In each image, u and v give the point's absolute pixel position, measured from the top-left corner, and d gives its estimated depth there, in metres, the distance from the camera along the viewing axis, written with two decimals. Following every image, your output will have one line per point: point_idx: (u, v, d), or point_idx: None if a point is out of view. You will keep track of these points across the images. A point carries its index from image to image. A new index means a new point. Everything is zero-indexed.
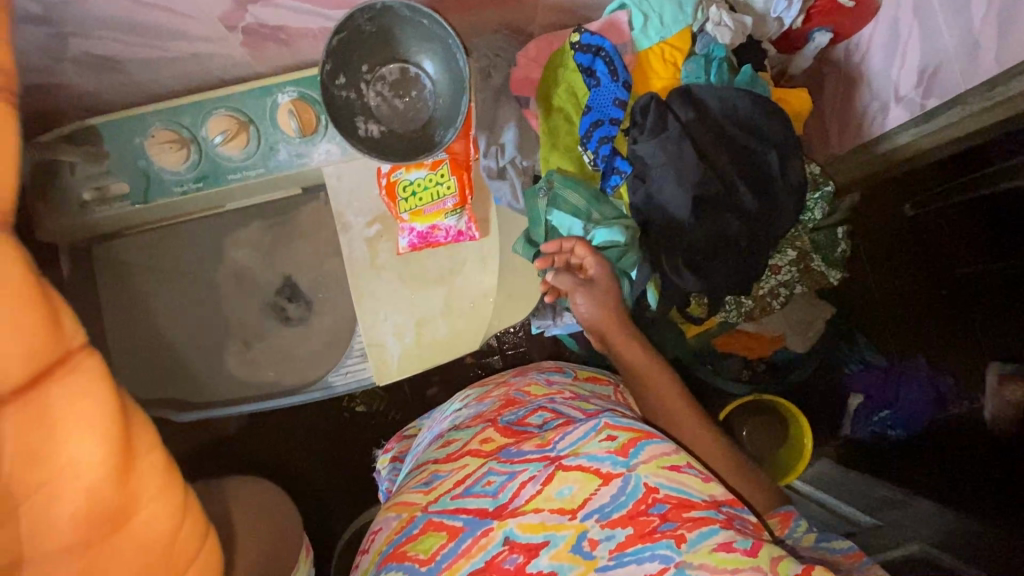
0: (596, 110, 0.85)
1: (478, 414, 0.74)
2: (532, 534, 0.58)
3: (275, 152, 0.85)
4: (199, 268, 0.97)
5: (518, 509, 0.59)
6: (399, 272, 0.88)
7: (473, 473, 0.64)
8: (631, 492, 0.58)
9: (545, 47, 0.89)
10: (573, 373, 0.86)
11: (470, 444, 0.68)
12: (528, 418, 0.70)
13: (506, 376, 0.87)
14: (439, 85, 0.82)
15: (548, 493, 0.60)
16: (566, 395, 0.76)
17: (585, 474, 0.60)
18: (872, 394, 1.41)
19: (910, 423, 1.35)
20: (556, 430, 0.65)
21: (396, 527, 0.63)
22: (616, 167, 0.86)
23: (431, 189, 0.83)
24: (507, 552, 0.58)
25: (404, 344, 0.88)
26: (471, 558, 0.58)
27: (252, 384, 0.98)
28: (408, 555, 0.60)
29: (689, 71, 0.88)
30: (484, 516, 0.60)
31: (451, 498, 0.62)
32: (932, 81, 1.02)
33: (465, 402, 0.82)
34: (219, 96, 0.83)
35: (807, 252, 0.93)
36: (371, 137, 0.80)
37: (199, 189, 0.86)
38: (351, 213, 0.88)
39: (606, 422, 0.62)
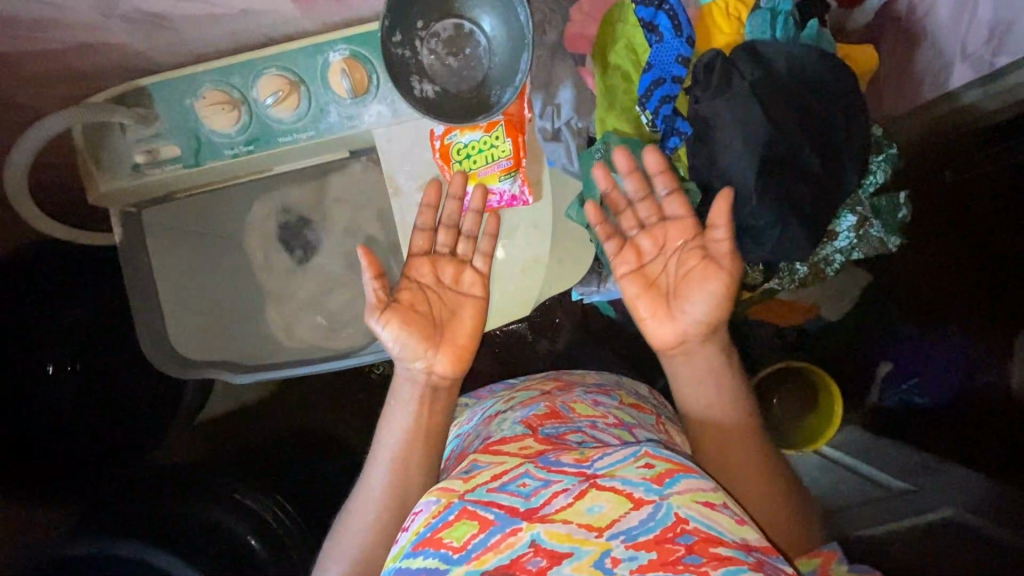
0: (658, 67, 0.80)
1: (523, 419, 0.78)
2: (558, 542, 0.56)
3: (325, 115, 0.84)
4: (245, 232, 0.97)
5: (548, 515, 0.58)
6: None
7: (509, 471, 0.64)
8: (660, 518, 0.56)
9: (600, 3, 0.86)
10: (611, 404, 0.86)
11: (510, 448, 0.71)
12: (568, 434, 0.75)
13: (550, 386, 0.89)
14: (495, 42, 0.79)
15: (579, 508, 0.58)
16: (610, 421, 0.80)
17: (616, 495, 0.59)
18: (902, 362, 1.41)
19: (937, 391, 1.39)
20: (594, 451, 0.66)
21: (431, 511, 0.61)
22: (676, 129, 0.83)
23: (485, 152, 0.82)
24: (532, 555, 0.55)
25: None
26: (498, 555, 0.56)
27: (300, 349, 0.99)
28: (443, 541, 0.57)
29: (757, 24, 0.83)
30: (514, 515, 0.58)
31: (486, 491, 0.61)
32: (1003, 40, 0.97)
33: (507, 402, 0.86)
34: (269, 54, 0.80)
35: (868, 218, 0.89)
36: (426, 98, 0.79)
37: (249, 152, 0.85)
38: (401, 176, 0.87)
39: (645, 451, 0.63)
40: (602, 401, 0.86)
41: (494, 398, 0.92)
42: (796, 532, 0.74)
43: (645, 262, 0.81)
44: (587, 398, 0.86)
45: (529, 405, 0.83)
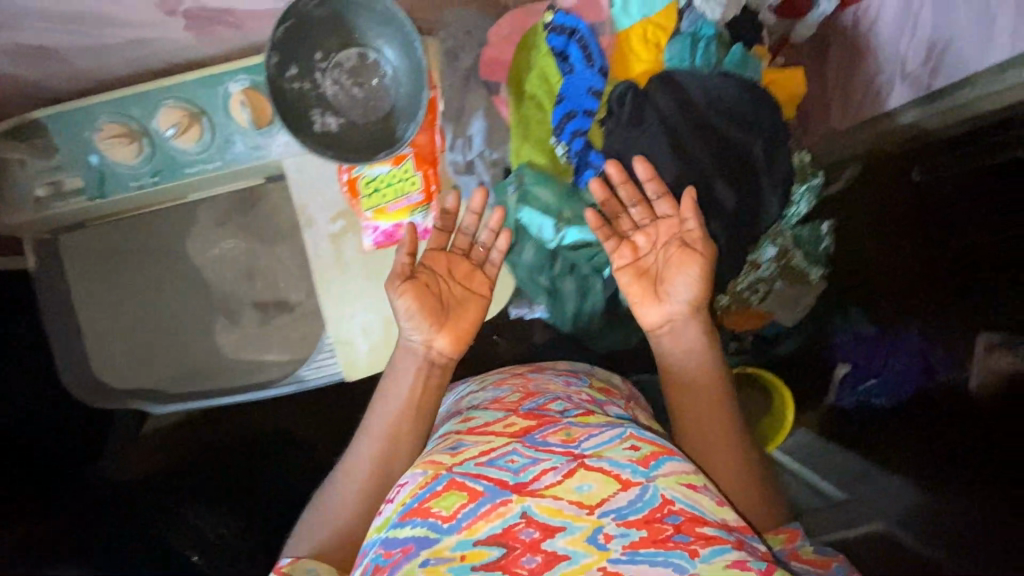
0: (569, 100, 0.79)
1: (497, 401, 0.71)
2: (550, 516, 0.52)
3: (231, 145, 0.81)
4: (164, 258, 0.95)
5: (538, 490, 0.54)
6: (364, 271, 0.86)
7: (497, 448, 0.59)
8: (648, 499, 0.53)
9: (517, 24, 0.83)
10: (585, 382, 0.81)
11: (494, 426, 0.64)
12: (548, 405, 0.68)
13: (522, 370, 0.84)
14: (400, 72, 0.77)
15: (568, 486, 0.54)
16: (583, 397, 0.74)
17: (604, 476, 0.55)
18: (859, 362, 1.29)
19: (895, 392, 1.29)
20: (581, 429, 0.61)
21: (416, 483, 0.55)
22: (589, 162, 0.81)
23: (394, 185, 0.80)
24: (524, 527, 0.52)
25: (373, 342, 0.87)
26: (489, 523, 0.52)
27: (221, 376, 0.97)
28: (430, 510, 0.53)
29: (676, 52, 0.81)
30: (504, 488, 0.54)
31: (475, 464, 0.56)
32: (940, 60, 0.94)
33: (479, 386, 0.80)
34: (165, 85, 0.78)
35: (788, 249, 0.90)
36: (329, 131, 0.76)
37: (155, 183, 0.83)
38: (313, 208, 0.84)
39: (630, 432, 0.59)
40: (576, 380, 0.80)
41: (468, 382, 0.86)
42: (766, 511, 0.69)
43: (640, 255, 0.76)
44: (559, 379, 0.80)
45: (500, 387, 0.77)
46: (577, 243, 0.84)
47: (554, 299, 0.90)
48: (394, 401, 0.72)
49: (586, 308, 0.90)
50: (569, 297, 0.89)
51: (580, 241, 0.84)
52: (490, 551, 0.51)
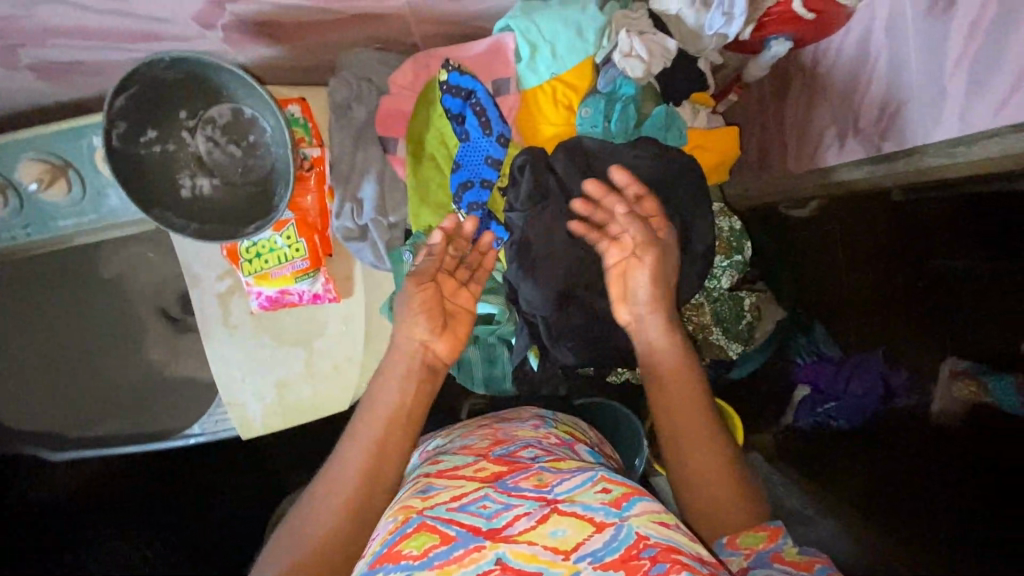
0: (466, 169, 0.74)
1: (466, 448, 0.66)
2: (524, 561, 0.49)
3: (105, 197, 0.76)
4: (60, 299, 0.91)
5: (511, 534, 0.51)
6: (255, 333, 0.81)
7: (468, 492, 0.56)
8: (624, 538, 0.51)
9: (417, 74, 0.75)
10: (555, 422, 0.75)
11: (463, 470, 0.61)
12: (520, 453, 0.64)
13: (489, 420, 0.76)
14: (277, 132, 0.69)
15: (542, 531, 0.52)
16: (552, 441, 0.68)
17: (579, 520, 0.52)
18: (820, 385, 1.27)
19: (852, 414, 1.27)
20: (552, 473, 0.58)
21: (385, 532, 0.53)
22: (491, 233, 0.76)
23: (275, 252, 0.75)
24: (497, 574, 0.48)
25: (266, 405, 0.82)
26: (462, 568, 0.49)
27: (119, 424, 0.93)
28: (400, 554, 0.50)
29: (586, 114, 0.73)
30: (476, 534, 0.51)
31: (446, 509, 0.54)
32: (892, 122, 0.85)
33: (447, 437, 0.73)
34: (23, 137, 0.72)
35: (706, 326, 0.85)
36: (201, 195, 0.70)
37: (28, 236, 0.78)
38: (197, 266, 0.79)
39: (601, 476, 0.57)
40: (544, 419, 0.75)
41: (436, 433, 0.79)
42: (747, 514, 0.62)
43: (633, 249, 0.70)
44: (525, 423, 0.74)
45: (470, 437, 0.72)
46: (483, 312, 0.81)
47: (460, 366, 0.87)
48: (380, 415, 0.63)
49: (494, 375, 0.88)
50: (476, 362, 0.87)
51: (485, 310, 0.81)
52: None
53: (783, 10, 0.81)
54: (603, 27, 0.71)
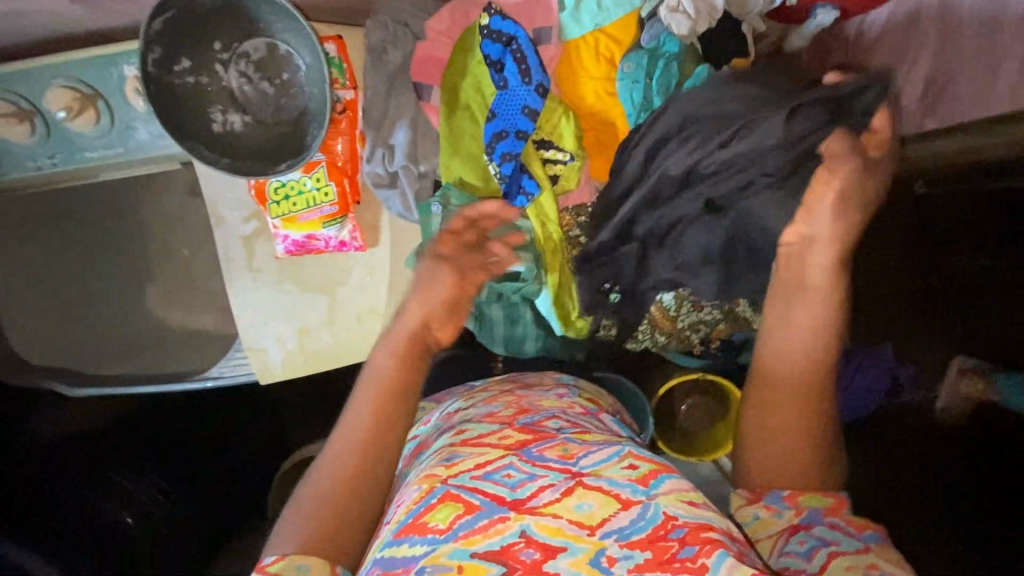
0: (502, 118, 0.72)
1: (490, 414, 0.66)
2: (549, 535, 0.50)
3: (133, 132, 0.75)
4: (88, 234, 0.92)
5: (537, 508, 0.52)
6: (278, 278, 0.81)
7: (492, 460, 0.57)
8: (651, 516, 0.51)
9: (456, 20, 0.73)
10: (578, 392, 0.75)
11: (488, 436, 0.61)
12: (544, 422, 0.64)
13: (511, 384, 0.77)
14: (312, 70, 0.68)
15: (567, 504, 0.52)
16: (578, 409, 0.69)
17: (604, 495, 0.53)
18: (826, 375, 1.18)
19: (857, 406, 1.20)
20: (578, 445, 0.59)
21: (413, 499, 0.55)
22: (522, 187, 0.74)
23: (304, 195, 0.75)
24: (523, 546, 0.50)
25: (286, 351, 0.83)
26: (486, 539, 0.50)
27: (140, 363, 0.94)
28: (427, 525, 0.51)
29: (630, 68, 0.71)
30: (501, 505, 0.53)
31: (470, 478, 0.55)
32: (937, 98, 0.83)
33: (468, 399, 0.73)
34: (54, 63, 0.71)
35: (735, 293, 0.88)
36: (232, 131, 0.69)
37: (54, 165, 0.77)
38: (225, 206, 0.79)
39: (629, 451, 0.58)
40: (568, 389, 0.75)
41: (455, 394, 0.80)
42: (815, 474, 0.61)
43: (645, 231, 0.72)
44: (548, 392, 0.73)
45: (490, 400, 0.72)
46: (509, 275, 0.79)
47: (481, 322, 0.86)
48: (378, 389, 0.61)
49: (513, 333, 0.88)
50: (497, 320, 0.87)
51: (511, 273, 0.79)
52: (487, 567, 0.49)
53: None
54: None
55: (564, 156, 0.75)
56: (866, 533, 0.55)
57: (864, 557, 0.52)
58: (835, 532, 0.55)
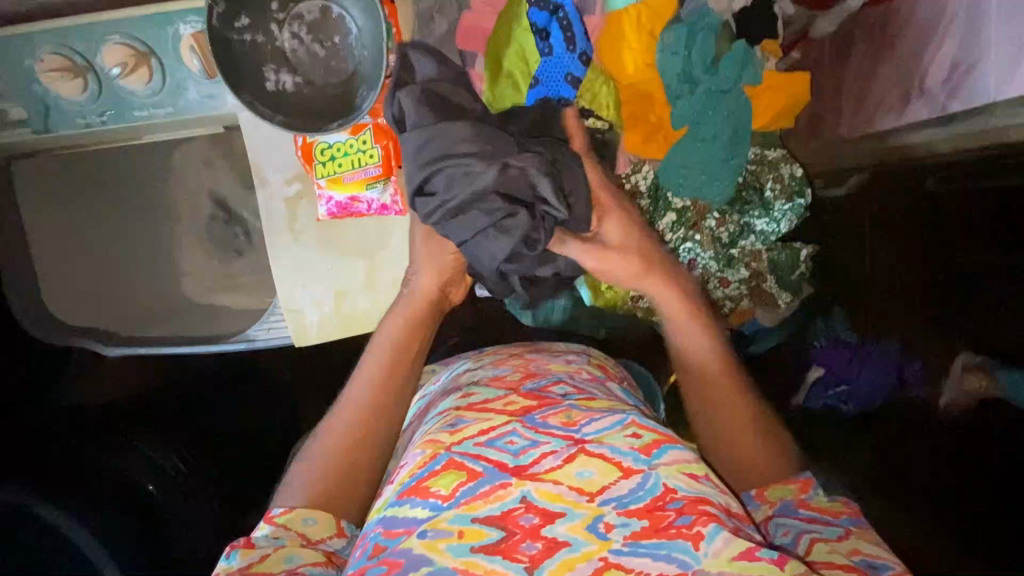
0: (545, 85, 0.74)
1: (497, 378, 0.68)
2: (549, 501, 0.52)
3: (183, 91, 0.77)
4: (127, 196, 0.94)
5: (538, 474, 0.54)
6: (318, 240, 0.83)
7: (496, 427, 0.58)
8: (651, 487, 0.53)
9: None
10: (587, 360, 0.77)
11: (494, 403, 0.62)
12: (550, 387, 0.65)
13: (521, 349, 0.79)
14: (364, 33, 0.70)
15: (568, 471, 0.54)
16: (585, 375, 0.71)
17: (606, 463, 0.54)
18: (834, 367, 1.21)
19: (862, 398, 1.23)
20: (582, 411, 0.60)
21: (416, 463, 0.56)
22: None
23: (350, 156, 0.77)
24: (522, 512, 0.52)
25: (323, 313, 0.84)
26: (487, 504, 0.52)
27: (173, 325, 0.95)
28: (430, 490, 0.53)
29: (670, 41, 0.74)
30: (503, 471, 0.54)
31: (473, 444, 0.56)
32: (961, 81, 0.84)
33: (477, 362, 0.76)
34: (112, 20, 0.73)
35: (762, 271, 0.89)
36: (283, 91, 0.71)
37: (103, 123, 0.78)
38: (269, 169, 0.80)
39: (632, 419, 0.58)
40: (578, 355, 0.77)
41: (465, 358, 0.82)
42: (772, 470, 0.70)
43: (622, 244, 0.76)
44: (557, 357, 0.76)
45: (499, 364, 0.73)
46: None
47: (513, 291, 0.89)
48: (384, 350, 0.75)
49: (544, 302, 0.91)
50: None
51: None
52: (488, 531, 0.51)
53: None
54: None
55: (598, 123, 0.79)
56: (849, 519, 0.63)
57: (846, 543, 0.59)
58: (815, 520, 0.63)
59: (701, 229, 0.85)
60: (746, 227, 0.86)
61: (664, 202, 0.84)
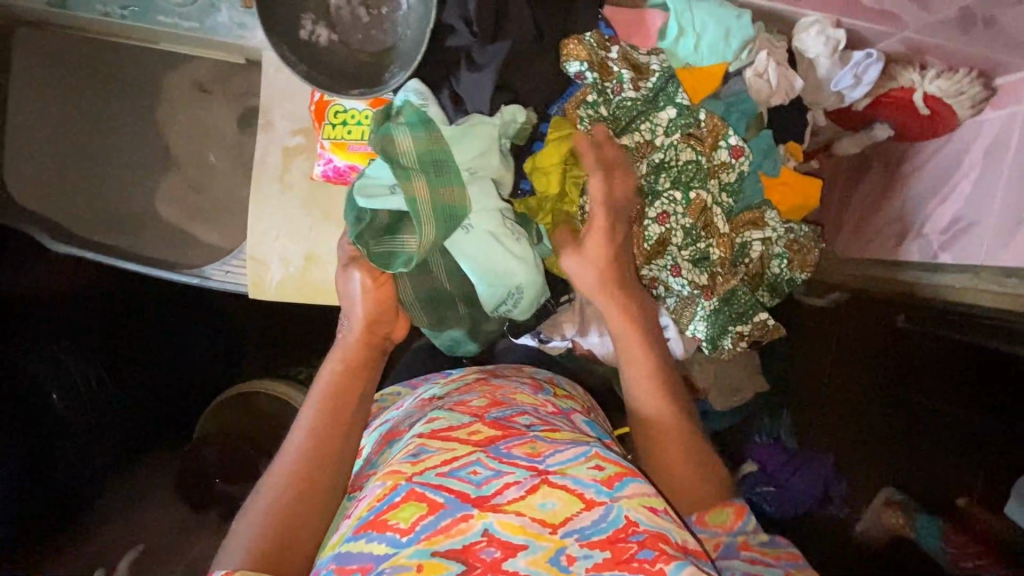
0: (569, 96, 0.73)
1: (463, 405, 0.69)
2: (512, 533, 0.51)
3: (214, 12, 0.75)
4: (135, 95, 0.91)
5: (500, 505, 0.53)
6: (304, 197, 0.80)
7: (459, 457, 0.58)
8: (613, 520, 0.52)
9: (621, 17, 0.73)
10: (552, 392, 0.79)
11: (457, 431, 0.62)
12: (515, 418, 0.66)
13: (487, 373, 0.81)
14: (412, 12, 0.69)
15: (530, 502, 0.54)
16: (550, 409, 0.72)
17: (568, 494, 0.54)
18: (767, 467, 1.23)
19: (785, 505, 1.22)
20: (547, 442, 0.60)
21: (375, 495, 0.56)
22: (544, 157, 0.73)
23: (362, 127, 0.75)
24: (484, 545, 0.51)
25: (287, 273, 0.81)
26: (448, 539, 0.51)
27: (135, 241, 0.91)
28: (388, 523, 0.52)
29: (668, 119, 0.69)
30: (465, 501, 0.53)
31: (435, 475, 0.55)
32: (958, 236, 0.89)
33: (445, 387, 0.77)
34: None
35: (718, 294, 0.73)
36: (314, 44, 0.69)
37: (121, 17, 0.75)
38: (277, 113, 0.78)
39: (596, 452, 0.59)
40: (543, 387, 0.79)
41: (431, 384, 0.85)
42: (692, 439, 0.65)
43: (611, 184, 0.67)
44: (525, 386, 0.78)
45: (465, 392, 0.74)
46: (498, 237, 0.68)
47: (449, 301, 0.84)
48: (320, 398, 0.67)
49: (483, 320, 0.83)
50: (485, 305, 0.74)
51: (499, 233, 0.68)
52: (449, 564, 0.49)
53: (902, 96, 0.85)
54: (749, 41, 0.74)
55: (592, 172, 0.69)
56: (788, 560, 0.61)
57: None
58: (760, 559, 0.60)
59: (677, 277, 0.72)
60: (730, 293, 0.74)
61: (665, 96, 0.69)
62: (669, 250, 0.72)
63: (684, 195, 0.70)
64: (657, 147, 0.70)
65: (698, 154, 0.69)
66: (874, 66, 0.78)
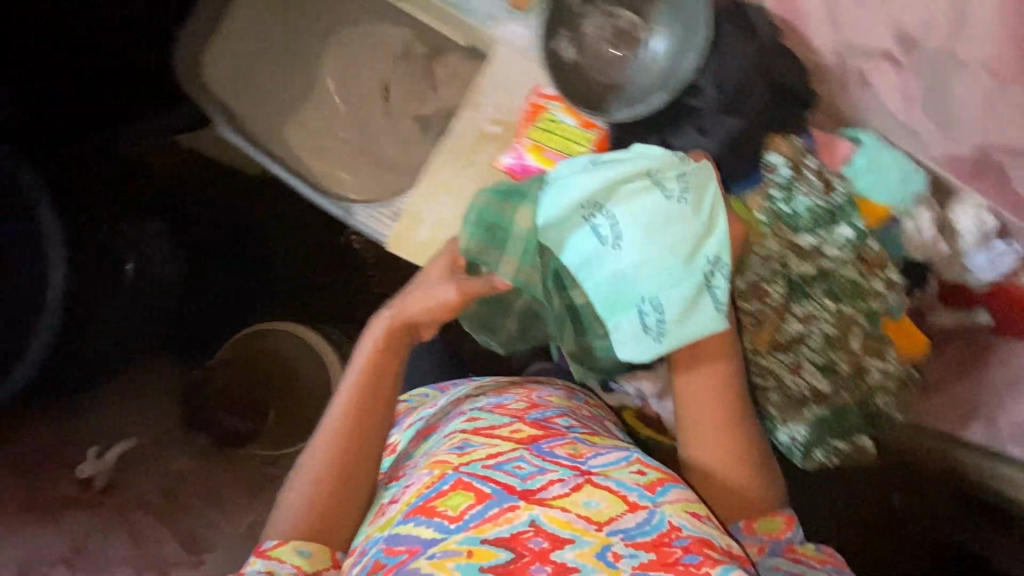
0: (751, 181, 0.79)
1: (501, 406, 0.69)
2: (558, 527, 0.52)
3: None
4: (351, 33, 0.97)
5: (546, 500, 0.54)
6: (477, 179, 0.84)
7: (504, 453, 0.59)
8: (657, 524, 0.54)
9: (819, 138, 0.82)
10: (583, 399, 0.80)
11: (500, 430, 0.64)
12: (554, 419, 0.67)
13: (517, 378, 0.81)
14: (654, 65, 0.78)
15: (575, 499, 0.54)
16: (583, 413, 0.74)
17: (613, 495, 0.55)
18: None
19: None
20: (587, 447, 0.62)
21: (423, 483, 0.58)
22: None
23: (565, 140, 0.81)
24: (532, 535, 0.51)
25: (430, 238, 0.84)
26: (497, 527, 0.52)
27: (290, 155, 0.96)
28: (437, 510, 0.54)
29: (842, 236, 0.74)
30: (512, 493, 0.54)
31: (482, 467, 0.57)
32: None
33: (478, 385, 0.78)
34: None
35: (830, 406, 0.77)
36: (559, 55, 0.78)
37: None
38: (487, 101, 0.84)
39: (637, 458, 0.61)
40: (574, 393, 0.80)
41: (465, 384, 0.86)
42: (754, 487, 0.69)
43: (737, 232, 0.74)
44: (557, 390, 0.79)
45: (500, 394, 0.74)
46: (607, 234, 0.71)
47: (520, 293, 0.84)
48: (353, 385, 0.71)
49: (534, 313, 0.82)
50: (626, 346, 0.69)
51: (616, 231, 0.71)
52: (496, 552, 0.50)
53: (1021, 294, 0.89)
54: (918, 197, 0.81)
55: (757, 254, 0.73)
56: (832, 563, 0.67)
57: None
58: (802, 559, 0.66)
59: (802, 378, 0.75)
60: (842, 410, 0.77)
61: (843, 216, 0.74)
62: (798, 349, 0.75)
63: (833, 306, 0.74)
64: (826, 256, 0.74)
65: (858, 274, 0.74)
66: (1014, 257, 0.84)
